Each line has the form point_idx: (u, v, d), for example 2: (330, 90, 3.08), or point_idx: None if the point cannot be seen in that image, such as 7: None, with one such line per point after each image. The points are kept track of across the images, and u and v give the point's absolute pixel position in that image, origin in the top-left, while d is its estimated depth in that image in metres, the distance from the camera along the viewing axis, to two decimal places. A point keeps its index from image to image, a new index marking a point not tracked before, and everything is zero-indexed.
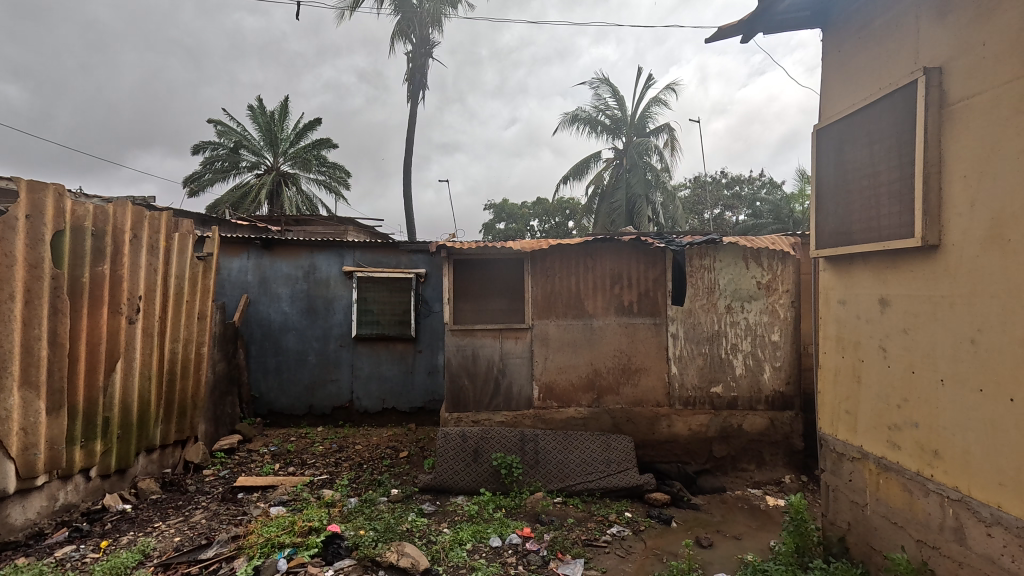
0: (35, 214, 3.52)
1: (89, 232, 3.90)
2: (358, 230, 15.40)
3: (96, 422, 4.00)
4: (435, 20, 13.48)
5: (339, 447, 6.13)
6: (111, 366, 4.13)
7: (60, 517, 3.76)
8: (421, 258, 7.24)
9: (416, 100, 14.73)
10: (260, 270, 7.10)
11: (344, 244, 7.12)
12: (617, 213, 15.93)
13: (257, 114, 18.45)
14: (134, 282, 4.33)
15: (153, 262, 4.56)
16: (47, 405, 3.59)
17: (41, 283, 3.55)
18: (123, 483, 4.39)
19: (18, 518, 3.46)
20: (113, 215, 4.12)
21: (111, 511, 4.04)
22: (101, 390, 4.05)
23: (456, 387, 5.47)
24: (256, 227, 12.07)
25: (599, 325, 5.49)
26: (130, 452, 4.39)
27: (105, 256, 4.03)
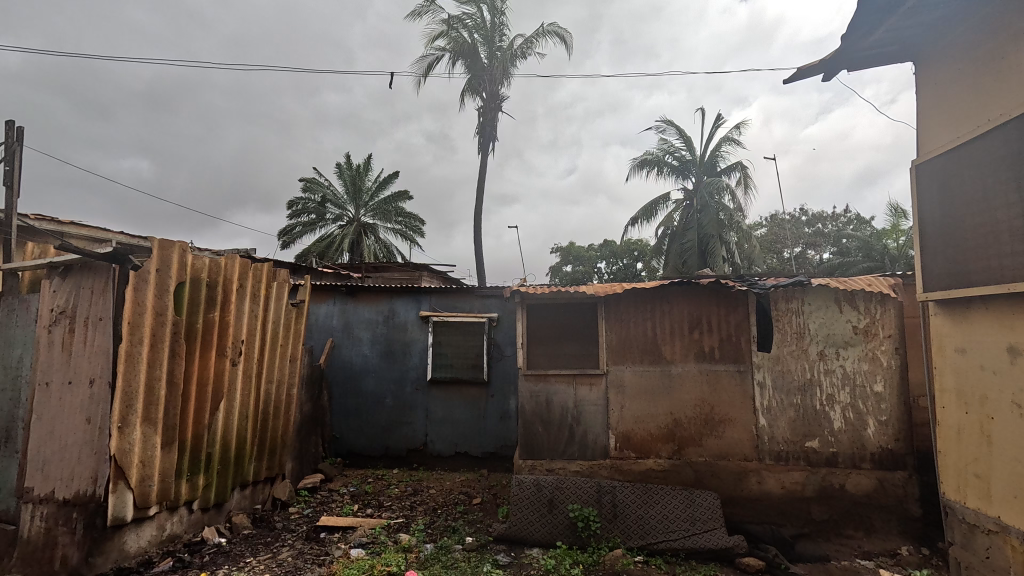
0: (163, 268, 4.02)
1: (205, 283, 4.39)
2: (431, 275, 16.06)
3: (200, 457, 4.35)
4: (504, 75, 14.27)
5: (414, 490, 6.20)
6: (215, 405, 4.51)
7: (166, 547, 4.06)
8: (493, 302, 7.37)
9: (485, 152, 15.46)
10: (344, 315, 7.57)
11: (420, 290, 7.44)
12: (688, 254, 15.54)
13: (342, 171, 20.20)
14: (238, 328, 4.76)
15: (255, 309, 5.00)
16: (162, 439, 3.97)
17: (164, 328, 4.00)
18: (220, 517, 4.67)
19: (131, 545, 3.79)
20: (225, 267, 4.61)
21: (208, 543, 4.29)
22: (207, 426, 4.42)
23: (530, 433, 5.42)
24: (339, 274, 12.87)
25: (678, 372, 5.28)
26: (227, 487, 4.70)
27: (216, 303, 4.49)
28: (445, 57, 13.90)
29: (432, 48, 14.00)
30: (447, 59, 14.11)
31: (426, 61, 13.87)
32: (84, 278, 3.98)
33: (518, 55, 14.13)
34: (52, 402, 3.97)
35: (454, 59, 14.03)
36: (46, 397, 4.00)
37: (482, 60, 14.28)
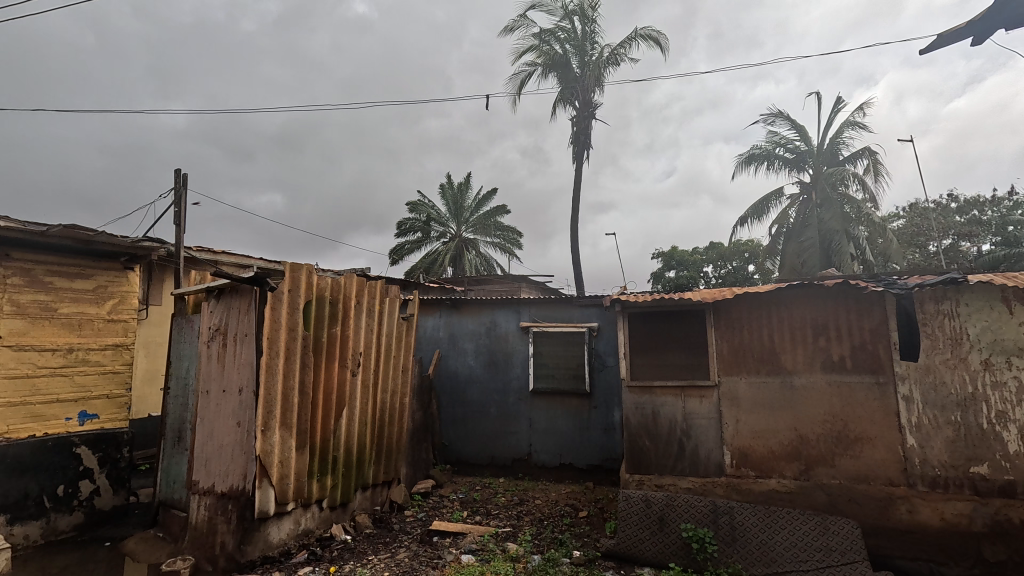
0: (294, 289, 4.53)
1: (328, 301, 4.86)
2: (530, 286, 16.30)
3: (327, 460, 4.79)
4: (597, 81, 14.16)
5: (520, 500, 6.26)
6: (339, 412, 4.95)
7: (302, 540, 4.50)
8: (593, 312, 7.27)
9: (580, 160, 15.41)
10: (449, 327, 7.93)
11: (520, 301, 7.57)
12: (809, 253, 14.14)
13: (444, 190, 21.33)
14: (357, 341, 5.19)
15: (371, 323, 5.42)
16: (296, 442, 4.45)
17: (296, 342, 4.50)
18: (345, 515, 5.09)
19: (274, 536, 4.27)
20: (345, 286, 5.07)
21: (336, 539, 4.67)
22: (333, 431, 4.86)
23: (636, 446, 5.24)
24: (444, 288, 13.52)
25: (802, 384, 4.79)
26: (350, 488, 5.10)
27: (338, 319, 4.95)
28: (536, 71, 14.14)
29: (524, 64, 14.30)
30: (539, 73, 14.35)
31: (518, 78, 14.21)
32: (233, 299, 4.60)
33: (610, 61, 13.99)
34: (211, 407, 4.62)
35: (546, 72, 14.22)
36: (207, 402, 4.66)
37: (574, 70, 14.31)
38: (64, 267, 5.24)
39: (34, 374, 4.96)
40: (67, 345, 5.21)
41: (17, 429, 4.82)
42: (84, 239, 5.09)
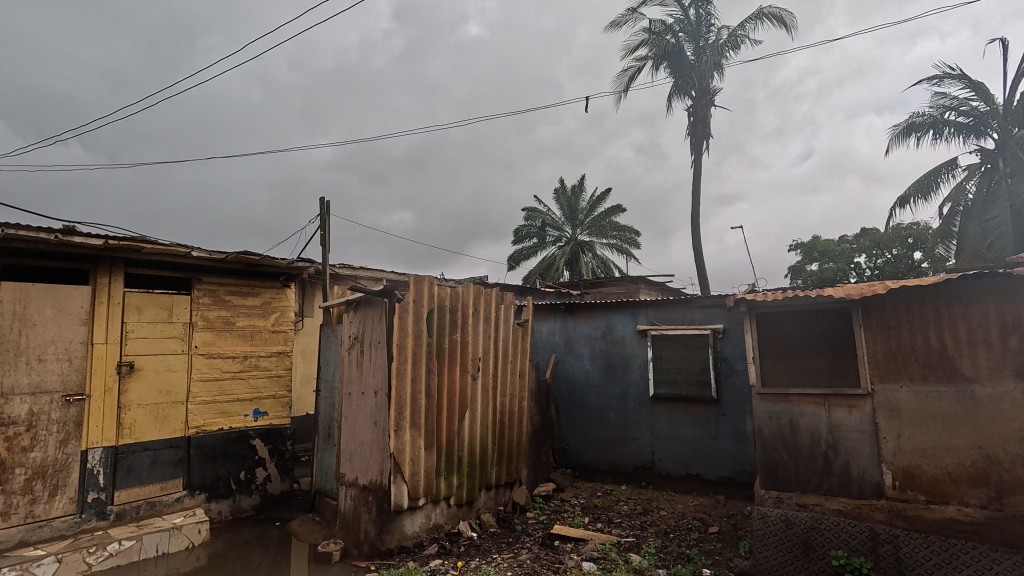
0: (418, 300, 4.90)
1: (448, 309, 5.17)
2: (650, 286, 15.72)
3: (453, 460, 5.08)
4: (715, 66, 13.24)
5: (643, 509, 6.04)
6: (462, 414, 5.22)
7: (433, 533, 4.83)
8: (718, 312, 6.77)
9: (700, 152, 14.52)
10: (565, 331, 7.96)
11: (637, 303, 7.33)
12: (997, 234, 11.71)
13: (558, 195, 21.52)
14: (476, 347, 5.44)
15: (488, 329, 5.64)
16: (425, 442, 4.79)
17: (421, 349, 4.86)
18: (471, 513, 5.34)
19: (409, 528, 4.64)
20: (462, 294, 5.35)
21: (464, 535, 4.93)
22: (457, 432, 5.14)
23: (772, 460, 4.76)
24: (561, 293, 13.61)
25: (987, 393, 3.98)
26: (475, 488, 5.35)
27: (457, 326, 5.24)
28: (647, 64, 13.64)
29: (634, 59, 13.89)
30: (650, 66, 13.82)
31: (628, 74, 13.82)
32: (368, 310, 5.12)
33: (730, 43, 13.02)
34: (353, 407, 5.17)
35: (657, 64, 13.66)
36: (349, 403, 5.23)
37: (688, 57, 13.54)
38: (239, 287, 6.26)
39: (222, 377, 5.98)
40: (243, 353, 6.20)
41: (211, 422, 5.84)
42: (252, 263, 6.03)
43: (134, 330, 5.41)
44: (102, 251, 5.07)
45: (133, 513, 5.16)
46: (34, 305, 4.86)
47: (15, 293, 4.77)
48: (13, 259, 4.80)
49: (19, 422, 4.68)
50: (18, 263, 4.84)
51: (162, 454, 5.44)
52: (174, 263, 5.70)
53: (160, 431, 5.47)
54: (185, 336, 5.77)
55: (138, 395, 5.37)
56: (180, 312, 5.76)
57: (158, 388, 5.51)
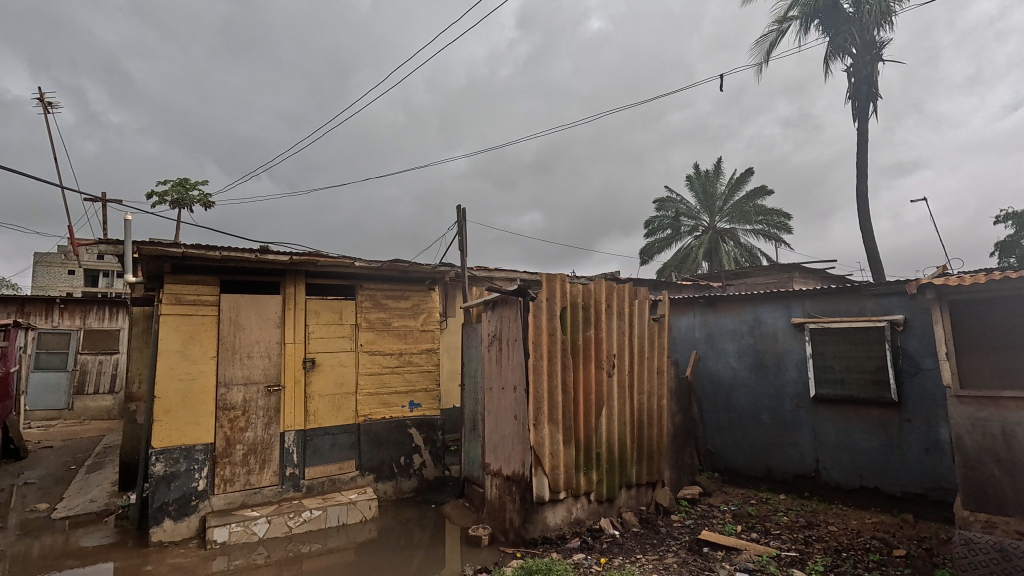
0: (551, 298, 5.01)
1: (581, 306, 5.20)
2: (805, 274, 14.07)
3: (592, 456, 5.10)
4: (881, 14, 11.36)
5: (807, 522, 5.43)
6: (599, 411, 5.21)
7: (575, 527, 4.91)
8: (895, 301, 5.82)
9: (865, 117, 12.57)
10: (705, 326, 7.49)
11: (790, 294, 6.62)
12: None
13: (692, 182, 20.27)
14: (610, 343, 5.38)
15: (622, 325, 5.52)
16: (563, 437, 4.88)
17: (556, 345, 4.97)
18: (613, 511, 5.30)
19: (551, 520, 4.77)
20: (595, 291, 5.33)
21: (606, 532, 4.92)
22: (594, 429, 5.15)
23: (980, 477, 3.92)
24: (699, 285, 12.84)
25: None
26: (615, 486, 5.30)
27: (591, 323, 5.24)
28: (791, 26, 12.19)
29: (775, 24, 12.52)
30: (796, 28, 12.34)
31: (768, 41, 12.50)
32: (504, 309, 5.37)
33: None
34: (495, 401, 5.46)
35: (804, 25, 12.14)
36: (491, 397, 5.53)
37: (845, 10, 11.81)
38: (393, 292, 6.99)
39: (382, 372, 6.73)
40: (398, 351, 6.91)
41: (375, 411, 6.60)
42: (403, 270, 6.69)
43: (314, 331, 6.36)
44: (288, 265, 6.04)
45: (319, 487, 6.07)
46: (244, 313, 5.97)
47: (231, 303, 5.91)
48: (228, 276, 5.96)
49: (237, 407, 5.78)
50: (232, 279, 6.00)
51: (339, 438, 6.31)
52: (341, 273, 6.57)
53: (337, 418, 6.34)
54: (353, 336, 6.62)
55: (319, 386, 6.29)
56: (348, 315, 6.62)
57: (334, 381, 6.40)
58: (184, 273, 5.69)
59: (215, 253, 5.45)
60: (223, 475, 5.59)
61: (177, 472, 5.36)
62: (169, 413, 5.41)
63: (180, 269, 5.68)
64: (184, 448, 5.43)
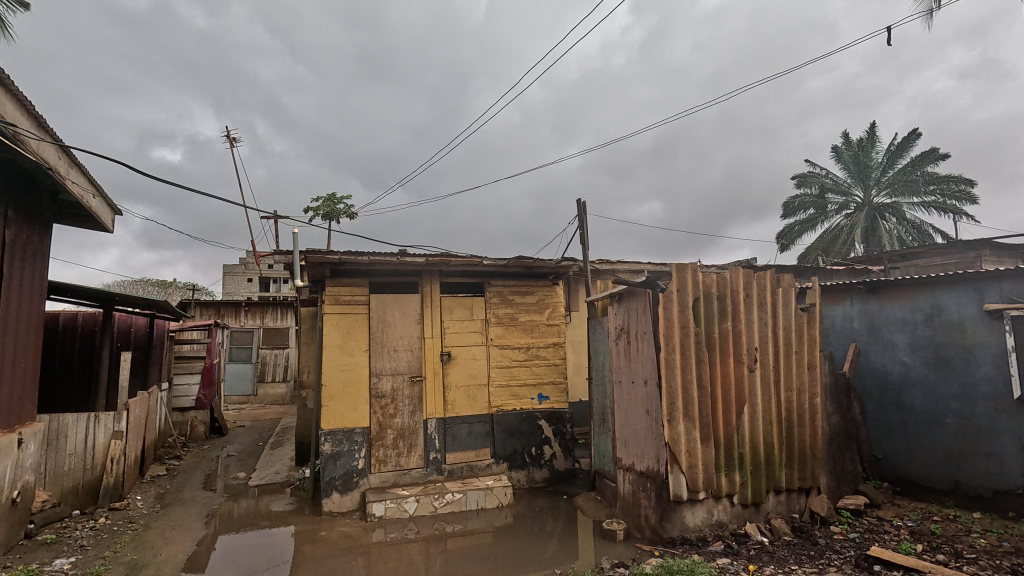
0: (682, 288, 4.79)
1: (715, 297, 4.89)
2: (1000, 251, 11.67)
3: (734, 456, 4.77)
4: None
5: (1015, 549, 4.50)
6: (741, 409, 4.86)
7: (716, 530, 4.64)
8: None
9: None
10: (866, 316, 6.74)
11: (981, 275, 5.55)
12: None
13: (841, 153, 17.95)
14: (751, 336, 4.97)
15: (764, 317, 5.06)
16: (700, 434, 4.64)
17: (689, 338, 4.74)
18: (759, 516, 4.92)
19: (690, 521, 4.57)
20: (731, 280, 4.96)
21: (752, 538, 4.56)
22: (735, 427, 4.81)
23: None
24: (856, 270, 11.35)
25: None
26: (762, 489, 4.90)
27: (728, 314, 4.89)
28: None
29: None
30: None
31: None
32: (632, 302, 5.25)
33: None
34: (625, 395, 5.37)
35: None
36: (621, 391, 5.45)
37: None
38: (519, 288, 7.21)
39: (512, 365, 6.99)
40: (526, 344, 7.11)
41: (507, 403, 6.87)
42: (528, 266, 6.86)
43: (449, 326, 6.81)
44: (424, 266, 6.54)
45: (459, 472, 6.49)
46: (389, 310, 6.59)
47: (378, 301, 6.55)
48: (375, 278, 6.62)
49: (386, 395, 6.41)
50: (378, 280, 6.66)
51: (475, 426, 6.68)
52: (471, 271, 6.95)
53: (472, 408, 6.72)
54: (483, 330, 6.96)
55: (455, 378, 6.72)
56: (478, 310, 6.98)
57: (467, 373, 6.79)
58: (340, 277, 6.45)
59: (364, 258, 6.09)
60: (378, 457, 6.24)
61: (342, 451, 6.10)
62: (333, 399, 6.18)
63: (336, 273, 6.45)
64: (345, 431, 6.16)
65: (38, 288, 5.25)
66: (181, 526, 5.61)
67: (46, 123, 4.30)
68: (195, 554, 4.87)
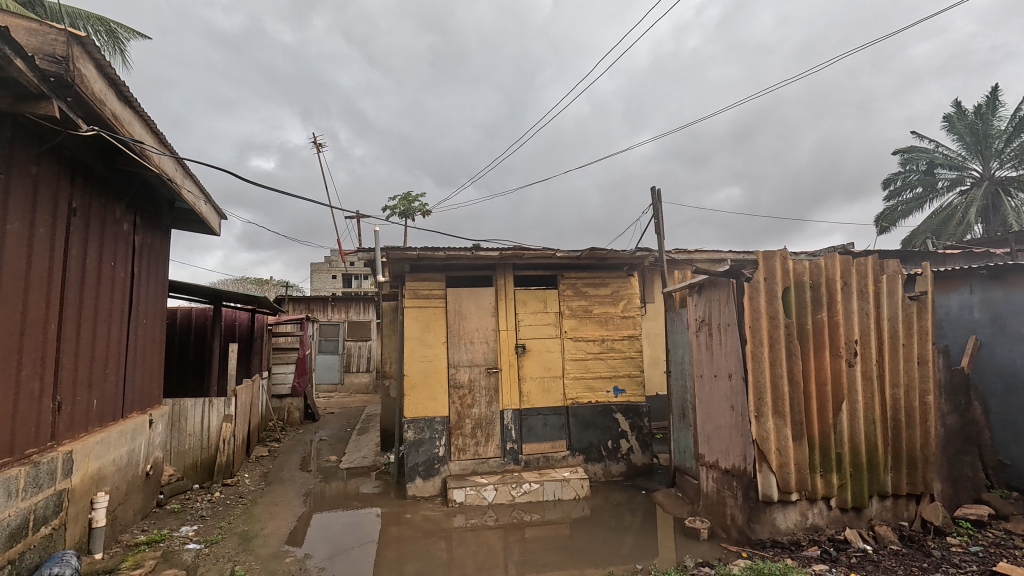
0: (770, 277, 4.51)
1: (808, 286, 4.56)
2: None
3: (831, 456, 4.44)
4: None
5: None
6: (838, 406, 4.51)
7: (811, 535, 4.34)
8: None
9: None
10: (989, 305, 6.00)
11: None
12: None
13: (954, 122, 16.01)
14: (850, 328, 4.58)
15: (865, 306, 4.64)
16: (792, 432, 4.37)
17: (779, 330, 4.46)
18: (861, 522, 4.54)
19: (782, 523, 4.32)
20: (826, 267, 4.60)
21: (853, 545, 4.20)
22: (832, 426, 4.47)
23: None
24: (974, 253, 10.11)
25: None
26: (864, 493, 4.52)
27: (823, 304, 4.54)
28: None
29: None
30: None
31: None
32: (713, 293, 5.03)
33: None
34: (706, 389, 5.16)
35: None
36: (702, 385, 5.24)
37: None
38: (592, 279, 7.13)
39: (586, 357, 6.94)
40: (601, 337, 7.02)
41: (582, 395, 6.84)
42: (601, 257, 6.76)
43: (523, 319, 6.87)
44: (498, 260, 6.64)
45: (535, 462, 6.56)
46: (464, 304, 6.76)
47: (454, 295, 6.74)
48: (451, 272, 6.82)
49: (464, 386, 6.60)
50: (454, 275, 6.85)
51: (550, 418, 6.71)
52: (543, 263, 6.97)
53: (547, 400, 6.76)
54: (557, 323, 6.96)
55: (530, 370, 6.78)
56: (551, 303, 6.98)
57: (542, 365, 6.82)
58: (418, 272, 6.70)
59: (441, 253, 6.29)
60: (457, 445, 6.45)
61: (423, 439, 6.37)
62: (414, 388, 6.46)
63: (415, 268, 6.72)
64: (426, 419, 6.42)
65: (162, 287, 5.93)
66: (283, 502, 6.13)
67: (166, 140, 4.83)
68: (295, 528, 5.30)
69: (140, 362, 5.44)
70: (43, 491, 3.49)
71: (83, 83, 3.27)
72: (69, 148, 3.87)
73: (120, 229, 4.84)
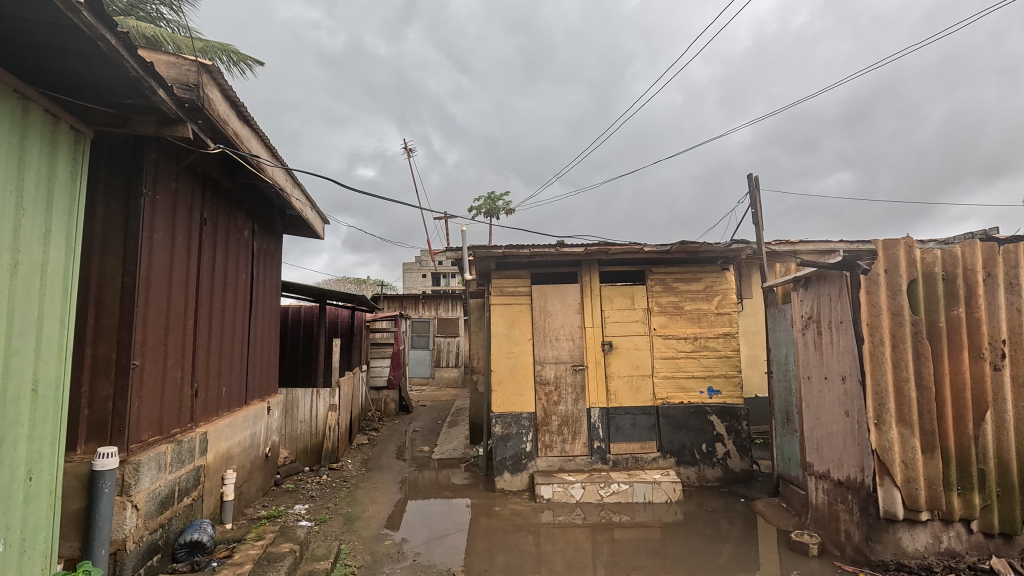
0: (892, 268, 4.03)
1: (940, 278, 4.01)
2: None
3: (971, 473, 3.87)
4: None
5: None
6: (980, 415, 3.92)
7: (947, 560, 3.82)
8: None
9: None
10: None
11: None
12: None
13: None
14: (994, 326, 3.97)
15: (1015, 301, 3.98)
16: (921, 444, 3.87)
17: (903, 328, 3.98)
18: (1012, 551, 3.91)
19: (908, 545, 3.85)
20: (962, 256, 4.03)
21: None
22: (972, 438, 3.89)
23: None
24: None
25: None
26: (1016, 518, 3.88)
27: (959, 298, 3.98)
28: None
29: None
30: None
31: None
32: (822, 287, 4.59)
33: None
34: (815, 392, 4.73)
35: None
36: (810, 388, 4.81)
37: None
38: (683, 274, 6.81)
39: (678, 356, 6.64)
40: (693, 334, 6.69)
41: (673, 395, 6.57)
42: (693, 251, 6.44)
43: (610, 316, 6.73)
44: (583, 256, 6.55)
45: (624, 462, 6.40)
46: (550, 301, 6.76)
47: (539, 292, 6.76)
48: (537, 269, 6.85)
49: (551, 382, 6.60)
50: (539, 272, 6.87)
51: (639, 418, 6.52)
52: (630, 259, 6.78)
53: (635, 400, 6.57)
54: (646, 320, 6.73)
55: (617, 368, 6.63)
56: (640, 299, 6.77)
57: (630, 363, 6.64)
58: (504, 269, 6.82)
59: (527, 251, 6.34)
60: (545, 441, 6.48)
61: (511, 433, 6.47)
62: (502, 384, 6.57)
63: (501, 266, 6.84)
64: (514, 415, 6.51)
65: (275, 286, 6.54)
66: (381, 487, 6.54)
67: (278, 153, 5.32)
68: (393, 513, 5.62)
69: (259, 354, 6.06)
70: (185, 466, 4.01)
71: (211, 106, 3.70)
72: (201, 166, 4.40)
73: (241, 235, 5.42)
